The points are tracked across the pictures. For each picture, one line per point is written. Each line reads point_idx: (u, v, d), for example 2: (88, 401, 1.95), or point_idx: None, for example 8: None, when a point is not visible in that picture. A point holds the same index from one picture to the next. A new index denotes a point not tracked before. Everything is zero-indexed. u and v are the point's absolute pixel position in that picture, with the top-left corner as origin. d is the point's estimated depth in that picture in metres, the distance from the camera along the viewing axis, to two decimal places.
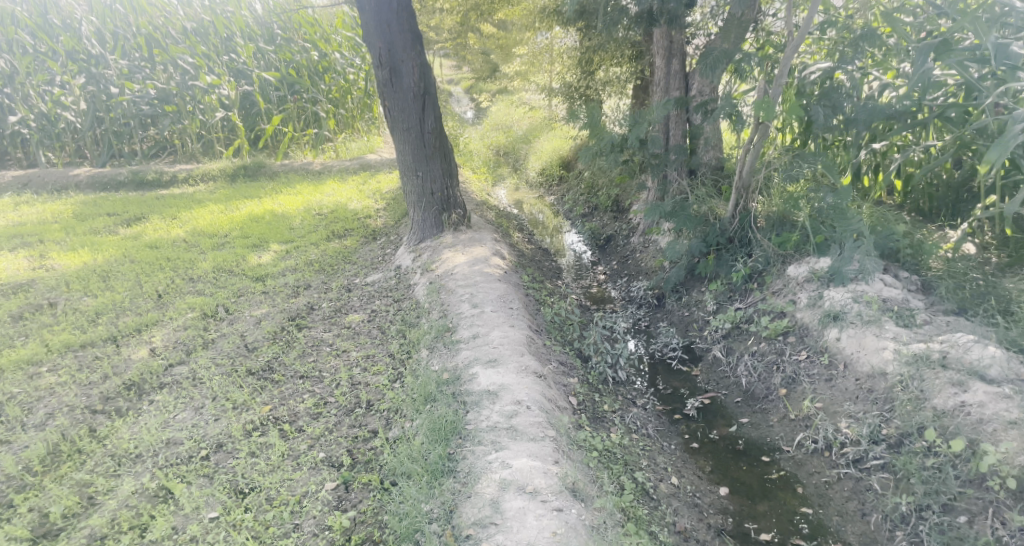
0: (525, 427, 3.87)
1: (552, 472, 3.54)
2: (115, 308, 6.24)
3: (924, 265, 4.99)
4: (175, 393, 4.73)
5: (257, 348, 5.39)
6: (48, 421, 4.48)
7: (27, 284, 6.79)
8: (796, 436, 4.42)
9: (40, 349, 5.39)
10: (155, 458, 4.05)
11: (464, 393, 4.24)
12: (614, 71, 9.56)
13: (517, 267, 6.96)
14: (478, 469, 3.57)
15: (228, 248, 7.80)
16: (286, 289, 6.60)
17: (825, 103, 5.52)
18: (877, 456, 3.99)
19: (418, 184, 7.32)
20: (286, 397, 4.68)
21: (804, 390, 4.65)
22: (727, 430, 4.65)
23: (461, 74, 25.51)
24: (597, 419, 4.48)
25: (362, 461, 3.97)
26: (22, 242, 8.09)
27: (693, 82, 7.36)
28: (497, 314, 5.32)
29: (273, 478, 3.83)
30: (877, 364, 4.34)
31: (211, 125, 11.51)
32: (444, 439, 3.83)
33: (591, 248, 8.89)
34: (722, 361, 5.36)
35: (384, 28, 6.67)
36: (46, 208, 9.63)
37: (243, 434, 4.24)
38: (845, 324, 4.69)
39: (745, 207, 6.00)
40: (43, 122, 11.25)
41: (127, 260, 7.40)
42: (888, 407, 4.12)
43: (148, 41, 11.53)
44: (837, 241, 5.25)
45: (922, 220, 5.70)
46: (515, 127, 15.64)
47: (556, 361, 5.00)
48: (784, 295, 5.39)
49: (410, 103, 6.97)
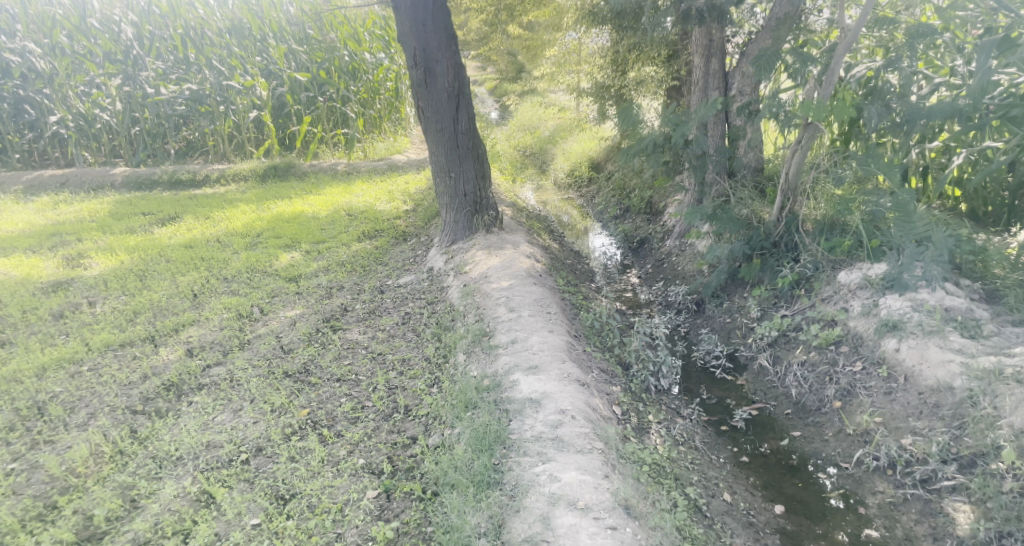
0: (572, 438, 3.75)
1: (603, 487, 3.42)
2: (152, 307, 6.25)
3: (987, 272, 4.75)
4: (213, 395, 4.70)
5: (293, 349, 5.34)
6: (89, 422, 4.46)
7: (66, 282, 6.86)
8: (854, 452, 4.25)
9: (80, 348, 5.41)
10: (196, 461, 4.01)
11: (506, 400, 4.14)
12: (647, 71, 9.23)
13: (551, 270, 6.83)
14: (525, 482, 3.46)
15: (260, 248, 7.81)
16: (320, 290, 6.56)
17: (878, 102, 5.29)
18: (949, 476, 3.80)
19: (451, 185, 7.23)
20: (324, 401, 4.62)
21: (861, 403, 4.48)
22: (778, 443, 4.49)
23: (485, 74, 25.54)
24: (642, 430, 4.34)
25: (403, 468, 3.88)
26: (60, 241, 8.18)
27: (733, 81, 7.07)
28: (535, 319, 5.20)
29: (313, 484, 3.76)
30: (943, 377, 4.15)
31: (243, 126, 11.58)
32: (488, 449, 3.72)
33: (624, 251, 8.73)
34: (770, 370, 5.18)
35: (419, 27, 6.60)
36: (83, 207, 9.75)
37: (283, 438, 4.18)
38: (904, 334, 4.50)
39: (792, 210, 5.82)
40: (81, 123, 11.44)
41: (162, 259, 7.45)
42: (957, 424, 3.94)
43: (183, 42, 11.66)
44: (893, 247, 5.04)
45: (976, 225, 5.37)
46: (542, 128, 15.55)
47: (598, 369, 4.86)
48: (835, 303, 5.20)
49: (444, 104, 6.89)
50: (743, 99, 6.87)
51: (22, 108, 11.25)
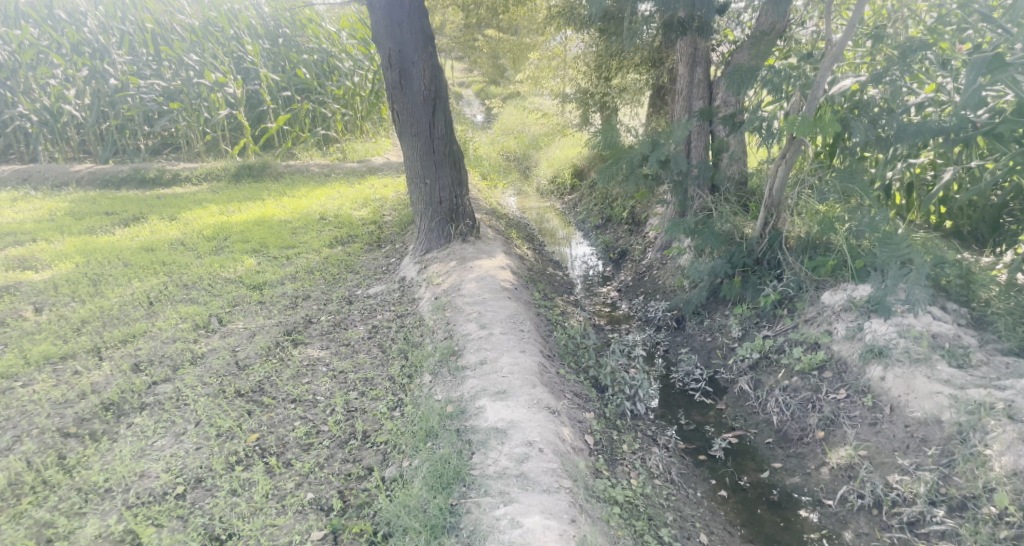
0: (538, 475, 3.48)
1: (569, 534, 3.14)
2: (102, 316, 5.86)
3: (974, 299, 4.59)
4: (155, 416, 4.36)
5: (249, 366, 4.99)
6: (14, 446, 4.10)
7: (14, 286, 6.43)
8: (838, 488, 4.01)
9: (17, 362, 5.02)
10: (126, 494, 3.70)
11: (470, 429, 3.85)
12: (630, 78, 9.00)
13: (527, 283, 6.55)
14: (484, 527, 3.19)
15: (226, 252, 7.44)
16: (284, 300, 6.20)
17: (865, 118, 5.06)
18: (938, 520, 3.58)
19: (425, 191, 6.91)
20: (276, 425, 4.29)
21: (845, 434, 4.26)
22: (758, 476, 4.25)
23: (472, 77, 25.19)
24: (615, 462, 4.08)
25: (354, 505, 3.58)
26: (14, 241, 7.74)
27: (718, 91, 6.80)
28: (507, 337, 4.91)
29: (253, 524, 3.46)
30: (931, 410, 3.96)
31: (217, 123, 11.10)
32: (446, 487, 3.44)
33: (604, 262, 8.48)
34: (750, 395, 4.94)
35: (395, 27, 6.30)
36: (43, 205, 9.28)
37: (225, 468, 3.87)
38: (890, 361, 4.30)
39: (775, 226, 5.59)
40: (46, 117, 10.77)
41: (120, 263, 7.06)
42: (946, 461, 3.75)
43: (153, 37, 11.26)
44: (877, 267, 4.84)
45: (963, 245, 5.22)
46: (526, 132, 15.34)
47: (571, 393, 4.58)
48: (818, 325, 4.98)
49: (420, 107, 6.58)
50: (728, 110, 6.63)
51: None
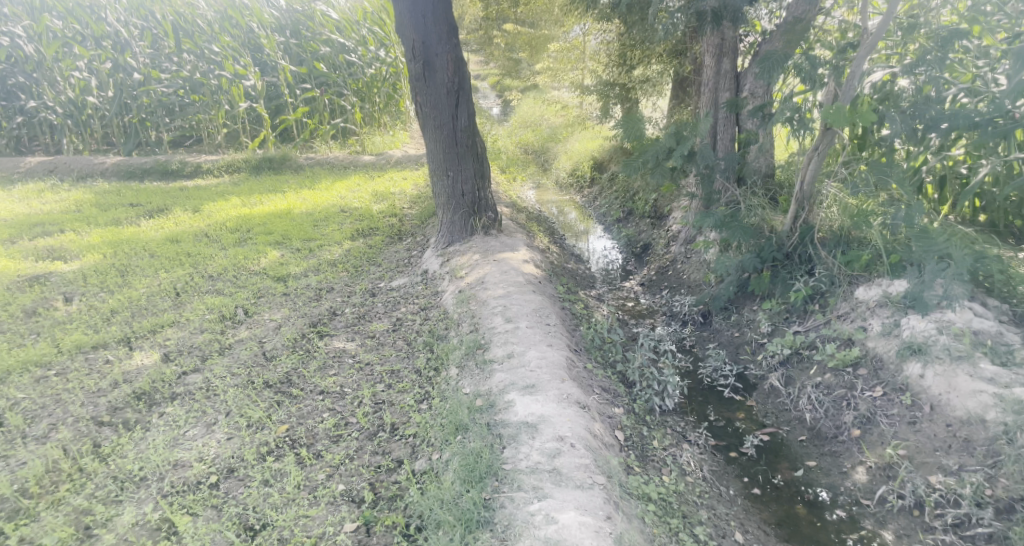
0: (571, 471, 3.45)
1: (605, 531, 3.11)
2: (131, 306, 5.91)
3: (1015, 295, 4.46)
4: (186, 406, 4.38)
5: (275, 357, 5.00)
6: (50, 434, 4.14)
7: (44, 276, 6.50)
8: (876, 488, 3.94)
9: (50, 350, 5.07)
10: (160, 482, 3.72)
11: (501, 424, 3.82)
12: (652, 69, 8.88)
13: (551, 276, 6.50)
14: (519, 522, 3.16)
15: (249, 244, 7.46)
16: (308, 292, 6.20)
17: (902, 110, 4.93)
18: (984, 523, 3.50)
19: (448, 184, 6.87)
20: (304, 416, 4.29)
21: (882, 433, 4.18)
22: (792, 474, 4.18)
23: (488, 70, 25.07)
24: (646, 459, 4.03)
25: (386, 497, 3.57)
26: (42, 232, 7.83)
27: (745, 82, 6.60)
28: (534, 331, 4.87)
29: (287, 515, 3.46)
30: (974, 409, 3.86)
31: (238, 116, 11.14)
32: (479, 482, 3.41)
33: (626, 256, 8.40)
34: (781, 391, 4.86)
35: (419, 19, 6.25)
36: (70, 196, 9.39)
37: (257, 459, 3.88)
38: (930, 359, 4.20)
39: (807, 220, 5.47)
40: (70, 108, 10.95)
41: (146, 255, 7.11)
42: (991, 461, 3.67)
43: (173, 29, 11.26)
44: (914, 262, 4.73)
45: (1002, 240, 5.07)
46: (544, 124, 15.26)
47: (599, 389, 4.54)
48: (852, 321, 4.88)
49: (443, 99, 6.54)
50: (756, 102, 6.51)
51: (14, 93, 10.97)
